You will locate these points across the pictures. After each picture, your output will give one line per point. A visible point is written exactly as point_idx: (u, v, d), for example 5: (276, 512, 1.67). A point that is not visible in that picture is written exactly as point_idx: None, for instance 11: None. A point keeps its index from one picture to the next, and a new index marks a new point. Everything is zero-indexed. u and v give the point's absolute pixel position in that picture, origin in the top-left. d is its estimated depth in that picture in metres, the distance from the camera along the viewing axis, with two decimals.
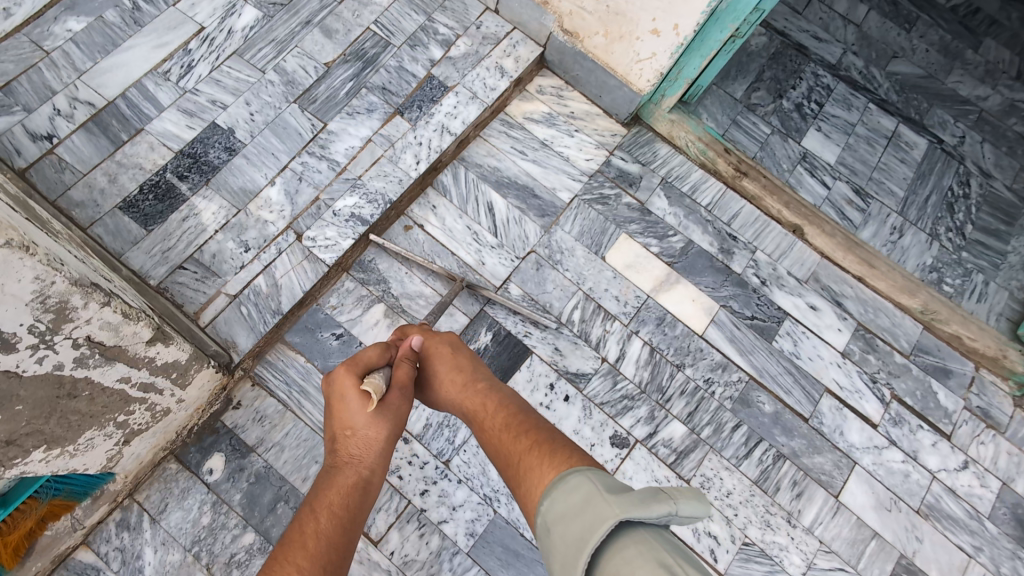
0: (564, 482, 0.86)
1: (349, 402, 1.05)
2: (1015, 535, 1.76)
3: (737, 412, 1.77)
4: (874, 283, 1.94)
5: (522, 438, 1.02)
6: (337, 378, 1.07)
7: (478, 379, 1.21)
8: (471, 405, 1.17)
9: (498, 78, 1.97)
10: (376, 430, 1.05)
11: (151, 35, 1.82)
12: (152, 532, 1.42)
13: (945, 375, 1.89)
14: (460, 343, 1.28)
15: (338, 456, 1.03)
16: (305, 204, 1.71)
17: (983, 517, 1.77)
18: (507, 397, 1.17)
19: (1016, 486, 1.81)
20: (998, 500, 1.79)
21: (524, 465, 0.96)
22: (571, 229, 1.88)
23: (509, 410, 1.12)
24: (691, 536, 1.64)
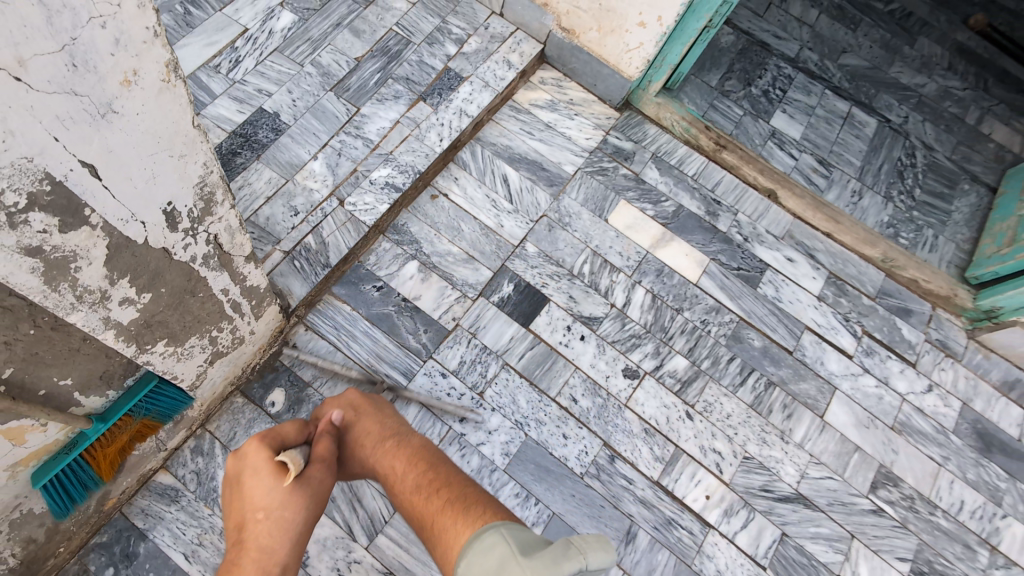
0: (478, 548, 0.98)
1: (261, 484, 1.07)
2: (977, 446, 1.89)
3: (731, 347, 1.96)
4: (841, 237, 2.16)
5: (441, 495, 1.21)
6: (251, 454, 1.10)
7: (389, 437, 1.38)
8: (386, 465, 1.34)
9: (506, 70, 2.28)
10: (290, 512, 1.06)
11: (203, 36, 2.17)
12: (224, 457, 1.63)
13: (907, 314, 2.06)
14: (367, 405, 1.45)
15: (243, 545, 1.02)
16: (345, 175, 2.00)
17: (948, 432, 1.89)
18: (416, 455, 1.35)
19: (975, 405, 1.94)
20: (961, 417, 1.92)
21: (441, 525, 1.14)
22: (576, 197, 2.15)
23: (424, 466, 1.31)
24: (699, 451, 1.80)
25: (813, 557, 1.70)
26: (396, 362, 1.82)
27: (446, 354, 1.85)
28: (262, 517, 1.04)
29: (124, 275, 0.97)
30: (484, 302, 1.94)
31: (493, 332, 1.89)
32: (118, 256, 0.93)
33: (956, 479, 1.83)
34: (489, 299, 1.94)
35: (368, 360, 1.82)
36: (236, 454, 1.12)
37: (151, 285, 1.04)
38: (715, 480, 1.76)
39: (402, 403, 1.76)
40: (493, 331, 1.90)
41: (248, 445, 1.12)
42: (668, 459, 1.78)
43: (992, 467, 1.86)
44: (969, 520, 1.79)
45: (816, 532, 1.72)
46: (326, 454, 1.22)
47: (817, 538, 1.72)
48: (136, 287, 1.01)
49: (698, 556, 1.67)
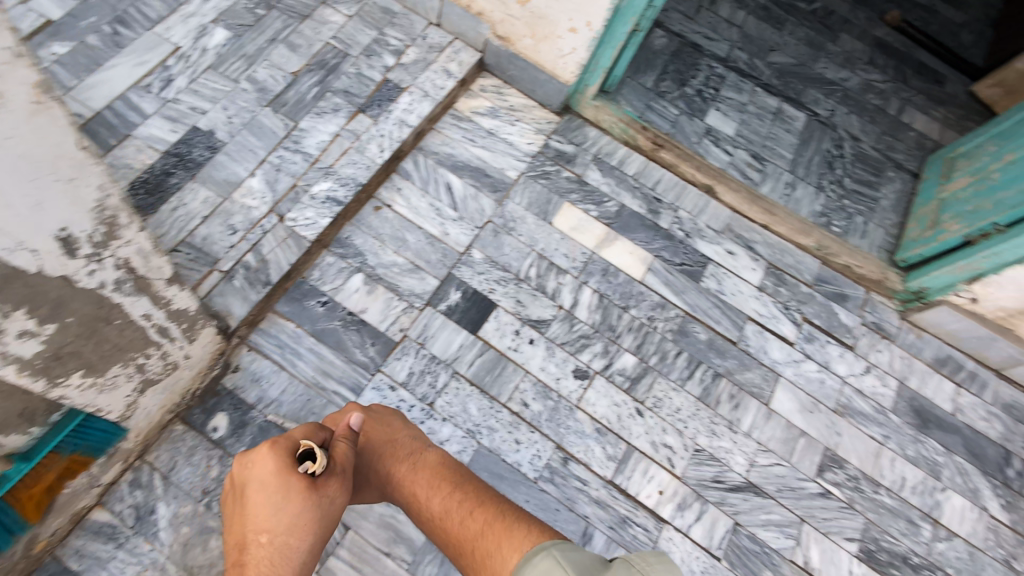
0: (533, 569, 1.04)
1: (270, 501, 1.11)
2: (916, 423, 1.87)
3: (677, 341, 1.97)
4: (777, 228, 2.21)
5: (475, 517, 1.23)
6: (261, 465, 1.13)
7: (407, 458, 1.39)
8: (410, 487, 1.35)
9: (445, 79, 2.32)
10: (294, 539, 1.10)
11: (132, 56, 2.15)
12: (164, 488, 1.57)
13: (843, 299, 2.08)
14: (379, 422, 1.45)
15: (243, 564, 1.06)
16: (284, 190, 2.00)
17: (888, 411, 1.88)
18: (439, 474, 1.36)
19: (911, 383, 1.93)
20: (898, 396, 1.91)
21: (483, 549, 1.16)
22: (521, 201, 2.18)
23: (449, 487, 1.33)
24: (649, 447, 1.78)
25: (766, 544, 1.67)
26: (344, 378, 1.79)
27: (394, 366, 1.83)
28: (265, 540, 1.08)
29: (19, 306, 0.91)
30: (432, 311, 1.93)
31: (441, 341, 1.89)
32: (7, 287, 0.87)
33: (897, 457, 1.81)
34: (437, 307, 1.94)
35: (314, 377, 1.78)
36: (247, 462, 1.15)
37: (54, 314, 0.99)
38: (667, 475, 1.74)
39: None
40: (441, 340, 1.89)
41: (260, 454, 1.14)
42: (621, 458, 1.76)
43: (930, 442, 1.84)
44: (911, 496, 1.76)
45: (767, 519, 1.70)
46: (344, 464, 1.23)
47: (769, 524, 1.69)
48: (36, 318, 0.95)
49: None
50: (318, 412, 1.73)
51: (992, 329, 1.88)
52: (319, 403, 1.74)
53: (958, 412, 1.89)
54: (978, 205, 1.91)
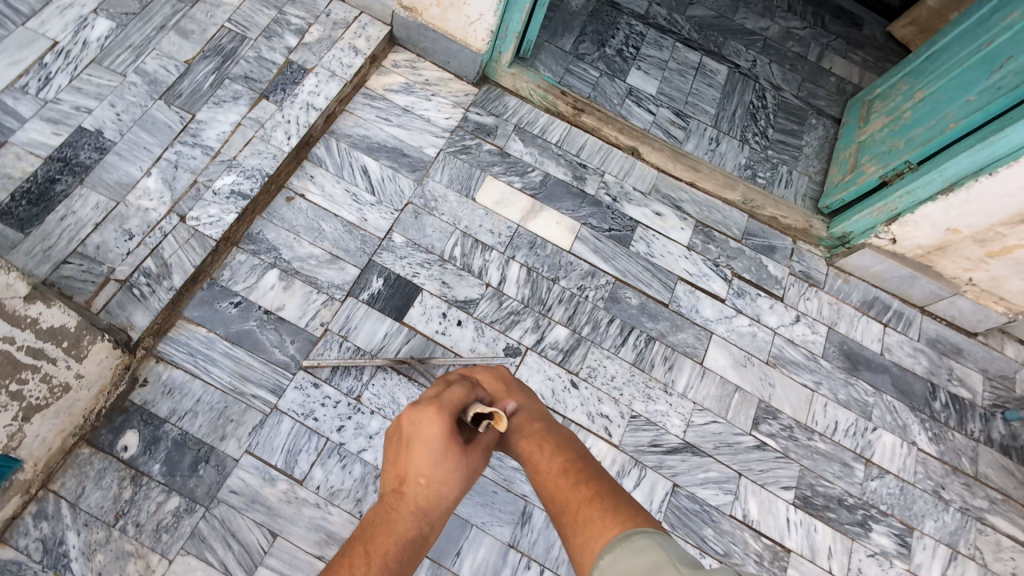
0: (627, 547, 0.80)
1: (429, 449, 0.99)
2: (846, 366, 1.88)
3: (609, 308, 1.93)
4: (703, 184, 2.17)
5: (580, 486, 0.99)
6: (428, 417, 1.01)
7: (535, 421, 1.17)
8: (525, 447, 1.13)
9: (353, 57, 2.20)
10: (450, 490, 0.99)
11: (4, 55, 1.97)
12: (72, 517, 1.49)
13: (771, 251, 2.06)
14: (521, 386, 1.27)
15: (399, 502, 0.97)
16: (184, 188, 1.87)
17: (819, 357, 1.89)
18: (564, 440, 1.13)
19: (840, 327, 1.94)
20: (828, 341, 1.92)
21: (584, 515, 0.92)
22: (441, 178, 2.10)
23: (567, 456, 1.08)
24: (585, 419, 1.75)
25: (705, 502, 1.67)
26: (262, 382, 1.71)
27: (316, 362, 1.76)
28: (424, 485, 0.97)
29: None
30: (354, 301, 1.86)
31: (365, 331, 1.82)
32: None
33: (829, 401, 1.82)
34: (359, 297, 1.87)
35: (231, 383, 1.69)
36: (413, 411, 1.03)
37: None
38: (605, 445, 1.72)
39: (272, 421, 1.67)
40: (365, 331, 1.82)
41: (427, 407, 1.02)
42: None
43: (860, 384, 1.86)
44: (844, 438, 1.78)
45: (706, 477, 1.70)
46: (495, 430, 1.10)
47: (707, 482, 1.69)
48: None
49: None
50: (237, 419, 1.65)
51: (913, 268, 1.90)
52: (237, 409, 1.66)
53: (886, 351, 1.91)
54: (892, 145, 1.91)
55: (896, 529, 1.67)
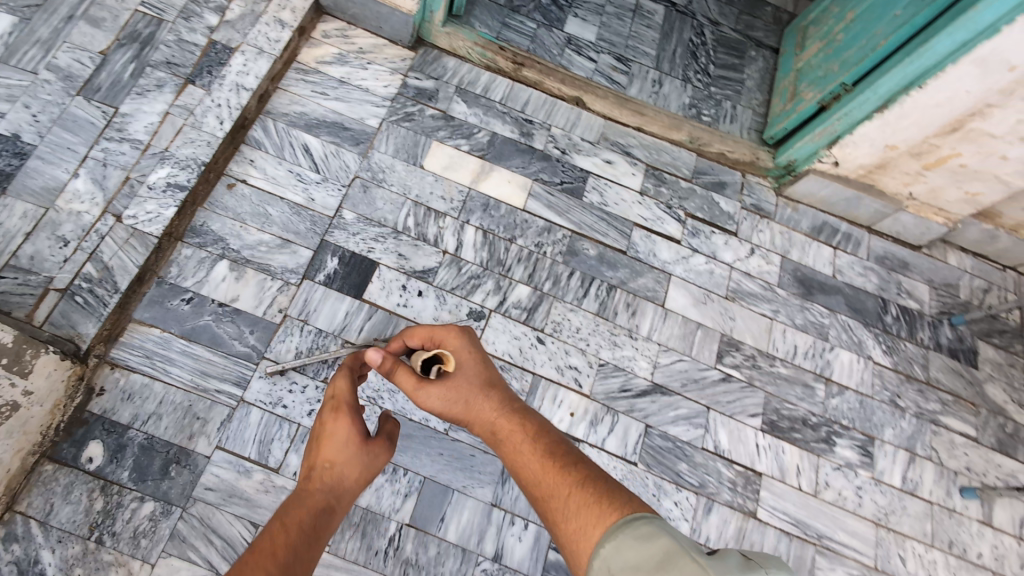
0: (634, 536, 0.84)
1: (336, 439, 1.08)
2: (801, 292, 1.93)
3: (568, 262, 1.93)
4: (649, 128, 2.17)
5: (569, 471, 1.02)
6: (334, 417, 1.10)
7: (511, 399, 1.19)
8: (505, 424, 1.15)
9: (279, 30, 2.10)
10: (353, 478, 1.07)
11: None
12: (44, 535, 1.48)
13: (721, 187, 2.08)
14: (483, 358, 1.23)
15: (308, 487, 1.04)
16: (117, 186, 1.80)
17: (774, 287, 1.93)
18: (541, 428, 1.15)
19: (793, 256, 1.99)
20: (782, 270, 1.96)
21: (575, 501, 0.96)
22: (386, 149, 2.05)
23: (546, 440, 1.11)
24: (555, 373, 1.77)
25: (677, 439, 1.72)
26: (225, 375, 1.69)
27: (279, 350, 1.74)
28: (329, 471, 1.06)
29: None
30: (310, 284, 1.83)
31: (326, 312, 1.80)
32: None
33: (787, 328, 1.87)
34: (315, 279, 1.84)
35: (193, 381, 1.67)
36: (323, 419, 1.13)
37: None
38: (576, 396, 1.75)
39: (240, 414, 1.66)
40: (325, 312, 1.80)
41: (331, 411, 1.12)
42: (528, 389, 1.74)
43: (815, 307, 1.91)
44: (804, 361, 1.84)
45: (676, 414, 1.75)
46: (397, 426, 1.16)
47: (677, 420, 1.74)
48: None
49: None
50: (204, 415, 1.64)
51: (857, 188, 1.94)
52: (203, 406, 1.64)
53: (837, 274, 1.97)
54: (828, 69, 1.93)
55: (858, 441, 1.75)
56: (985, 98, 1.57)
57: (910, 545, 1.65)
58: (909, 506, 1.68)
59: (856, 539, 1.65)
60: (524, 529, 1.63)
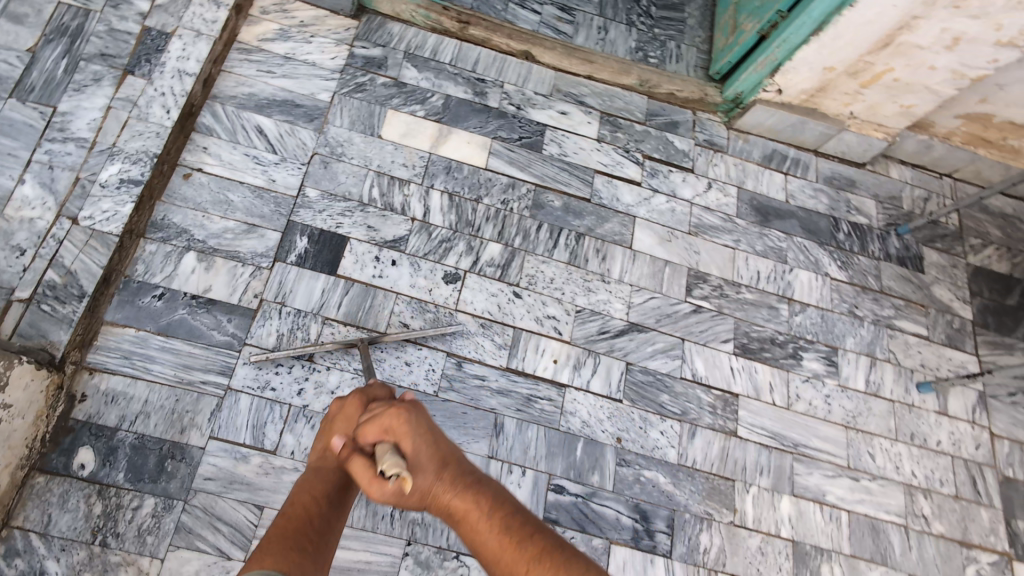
0: None
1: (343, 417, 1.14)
2: (759, 220, 2.02)
3: (535, 216, 1.97)
4: (600, 75, 2.19)
5: (525, 550, 0.86)
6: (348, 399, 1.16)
7: (466, 473, 1.00)
8: (459, 504, 0.96)
9: (215, 10, 2.05)
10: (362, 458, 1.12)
11: None
12: (47, 545, 1.49)
13: (675, 126, 2.14)
14: (432, 432, 1.02)
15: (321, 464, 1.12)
16: (67, 187, 1.76)
17: (734, 218, 2.01)
18: (504, 500, 0.96)
19: (748, 186, 2.06)
20: (739, 201, 2.04)
21: None
22: (342, 122, 2.03)
23: (506, 515, 0.93)
24: (535, 323, 1.83)
25: (657, 371, 1.81)
26: (209, 366, 1.70)
27: (261, 334, 1.76)
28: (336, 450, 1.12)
29: None
30: (283, 266, 1.83)
31: (303, 292, 1.81)
32: None
33: (749, 256, 1.96)
34: (287, 261, 1.84)
35: (177, 375, 1.68)
36: (338, 407, 1.17)
37: None
38: (557, 343, 1.81)
39: (230, 402, 1.68)
40: (302, 292, 1.81)
41: (346, 400, 1.16)
42: (510, 343, 1.80)
43: (772, 233, 2.00)
44: (767, 285, 1.93)
45: (653, 349, 1.83)
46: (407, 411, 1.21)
47: (655, 354, 1.83)
48: None
49: (563, 417, 1.73)
50: (193, 408, 1.65)
51: (801, 113, 2.02)
52: (190, 399, 1.66)
53: (791, 199, 2.05)
54: None
55: (823, 353, 1.86)
56: (912, 11, 1.63)
57: (878, 442, 1.77)
58: (874, 407, 1.81)
59: (829, 443, 1.76)
60: (522, 476, 1.66)
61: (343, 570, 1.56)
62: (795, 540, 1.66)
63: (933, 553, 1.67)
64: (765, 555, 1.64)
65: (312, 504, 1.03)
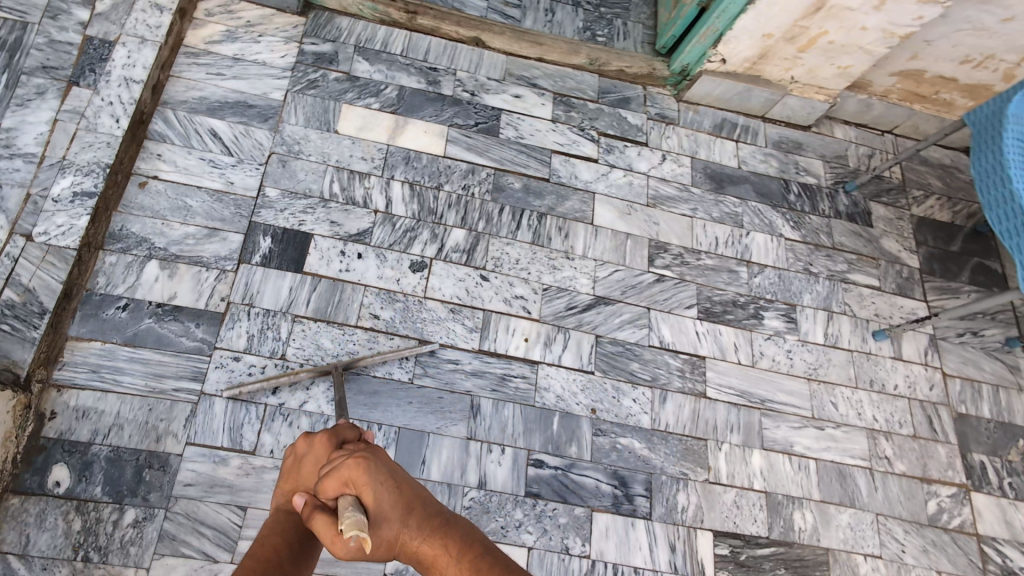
0: None
1: (309, 462, 1.15)
2: (713, 188, 2.08)
3: (497, 199, 2.00)
4: (550, 57, 2.23)
5: None
6: (317, 440, 1.15)
7: (432, 516, 1.01)
8: (427, 550, 0.98)
9: (158, 15, 2.02)
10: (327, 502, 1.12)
11: None
12: (27, 565, 1.48)
13: (627, 102, 2.18)
14: (393, 481, 1.02)
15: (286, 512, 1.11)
16: (19, 205, 1.73)
17: (689, 187, 2.07)
18: (468, 541, 0.97)
19: (702, 155, 2.12)
20: (694, 170, 2.09)
21: None
22: (297, 120, 2.03)
23: (473, 559, 0.94)
24: (503, 304, 1.86)
25: (626, 342, 1.85)
26: (180, 373, 1.70)
27: (231, 337, 1.76)
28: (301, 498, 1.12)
29: None
30: (248, 267, 1.83)
31: (270, 291, 1.82)
32: None
33: (707, 223, 2.02)
34: (252, 262, 1.84)
35: (148, 385, 1.67)
36: (304, 448, 1.17)
37: None
38: (527, 322, 1.84)
39: (204, 406, 1.68)
40: (270, 292, 1.82)
41: (310, 444, 1.16)
42: (481, 326, 1.83)
43: (727, 199, 2.06)
44: (725, 250, 2.00)
45: (621, 320, 1.88)
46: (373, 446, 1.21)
47: (623, 325, 1.87)
48: None
49: (538, 393, 1.76)
50: (167, 416, 1.65)
51: (746, 81, 2.08)
52: (164, 407, 1.66)
53: (743, 165, 2.12)
54: None
55: (783, 310, 1.93)
56: None
57: (840, 392, 1.84)
58: (833, 357, 1.88)
59: (794, 396, 1.83)
60: (502, 454, 1.69)
61: (331, 560, 1.57)
62: (767, 491, 1.71)
63: (898, 492, 1.74)
64: (739, 508, 1.68)
65: (282, 547, 0.99)
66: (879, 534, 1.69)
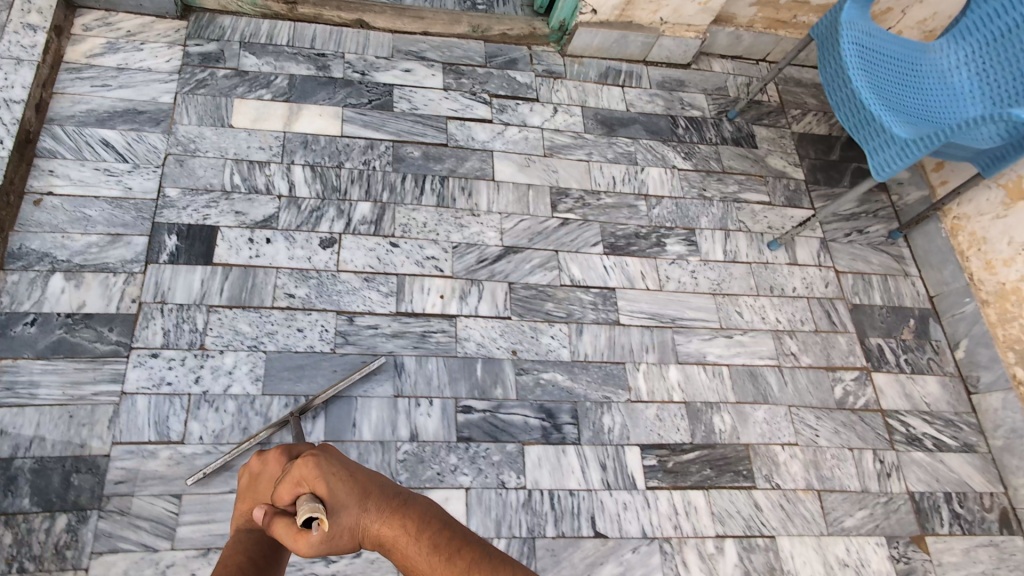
0: None
1: (264, 478, 1.00)
2: (605, 132, 2.18)
3: (398, 169, 2.05)
4: (434, 29, 2.30)
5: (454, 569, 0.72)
6: (269, 455, 1.01)
7: (390, 497, 0.85)
8: (389, 536, 0.81)
9: (32, 35, 1.99)
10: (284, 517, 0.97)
11: None
12: None
13: (514, 64, 2.27)
14: (349, 470, 0.87)
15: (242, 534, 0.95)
16: None
17: (582, 134, 2.16)
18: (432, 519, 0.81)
19: (590, 103, 2.22)
20: (584, 118, 2.19)
21: None
22: (190, 120, 2.04)
23: (436, 536, 0.78)
24: (416, 266, 1.91)
25: (538, 285, 1.92)
26: (98, 378, 1.69)
27: (146, 336, 1.75)
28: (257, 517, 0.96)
29: None
30: (156, 266, 1.83)
31: (181, 287, 1.82)
32: None
33: (603, 165, 2.12)
34: (159, 261, 1.84)
35: (65, 394, 1.66)
36: (261, 468, 1.02)
37: None
38: (440, 280, 1.90)
39: (126, 406, 1.67)
40: (181, 287, 1.82)
41: (267, 461, 1.02)
42: (396, 290, 1.87)
43: (619, 140, 2.17)
44: (623, 187, 2.09)
45: (531, 265, 1.95)
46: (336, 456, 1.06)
47: (534, 269, 1.95)
48: None
49: (459, 344, 1.82)
50: (89, 421, 1.64)
51: (619, 29, 2.20)
52: (85, 413, 1.65)
53: (630, 107, 2.23)
54: None
55: (683, 236, 2.04)
56: None
57: (744, 301, 1.96)
58: (733, 270, 2.00)
59: (702, 312, 1.93)
60: (431, 406, 1.73)
61: None
62: (687, 401, 1.80)
63: (806, 383, 1.87)
64: (662, 421, 1.77)
65: (246, 567, 0.85)
66: (793, 423, 1.81)
